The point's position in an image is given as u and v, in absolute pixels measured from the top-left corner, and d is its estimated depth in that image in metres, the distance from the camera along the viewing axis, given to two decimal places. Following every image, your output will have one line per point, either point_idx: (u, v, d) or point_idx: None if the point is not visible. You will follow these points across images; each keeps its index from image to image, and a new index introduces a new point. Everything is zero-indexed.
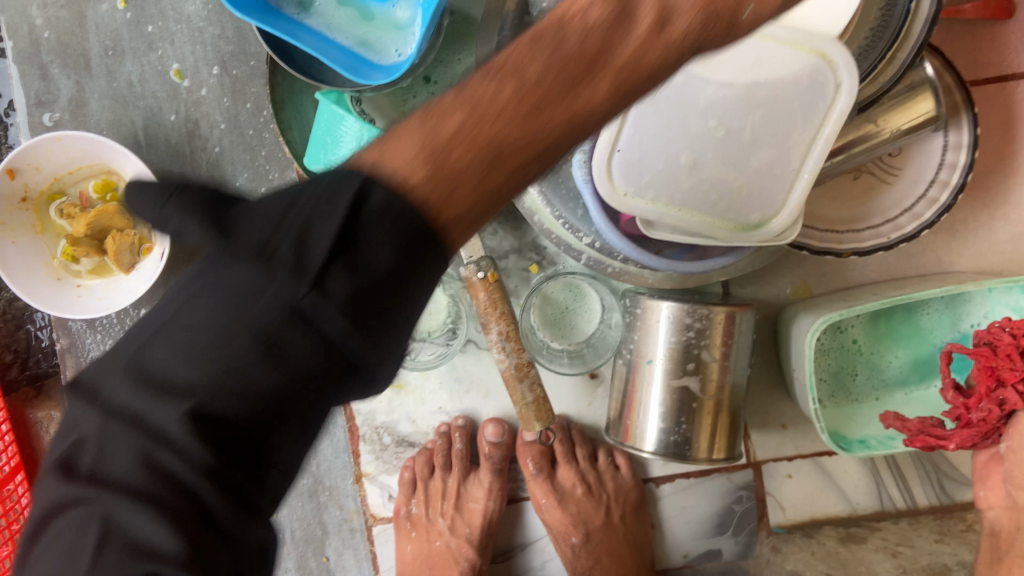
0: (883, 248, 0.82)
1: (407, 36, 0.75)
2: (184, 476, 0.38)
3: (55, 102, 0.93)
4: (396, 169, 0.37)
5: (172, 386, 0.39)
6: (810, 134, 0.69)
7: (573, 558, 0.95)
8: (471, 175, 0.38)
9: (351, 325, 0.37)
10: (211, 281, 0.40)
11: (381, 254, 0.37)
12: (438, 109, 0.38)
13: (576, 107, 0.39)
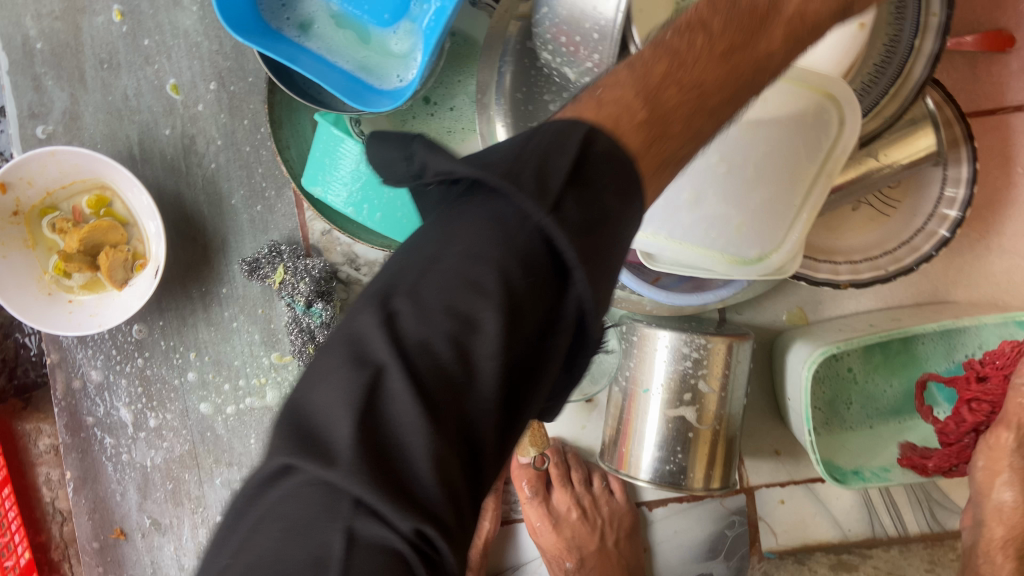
0: (881, 281, 0.82)
1: (408, 62, 0.74)
2: (443, 395, 0.35)
3: (48, 115, 0.92)
4: (607, 120, 0.41)
5: (402, 342, 0.36)
6: (814, 170, 0.69)
7: None
8: (667, 118, 0.43)
9: (589, 265, 0.37)
10: (452, 231, 0.39)
11: (609, 202, 0.39)
12: (638, 70, 0.44)
13: (743, 79, 0.46)
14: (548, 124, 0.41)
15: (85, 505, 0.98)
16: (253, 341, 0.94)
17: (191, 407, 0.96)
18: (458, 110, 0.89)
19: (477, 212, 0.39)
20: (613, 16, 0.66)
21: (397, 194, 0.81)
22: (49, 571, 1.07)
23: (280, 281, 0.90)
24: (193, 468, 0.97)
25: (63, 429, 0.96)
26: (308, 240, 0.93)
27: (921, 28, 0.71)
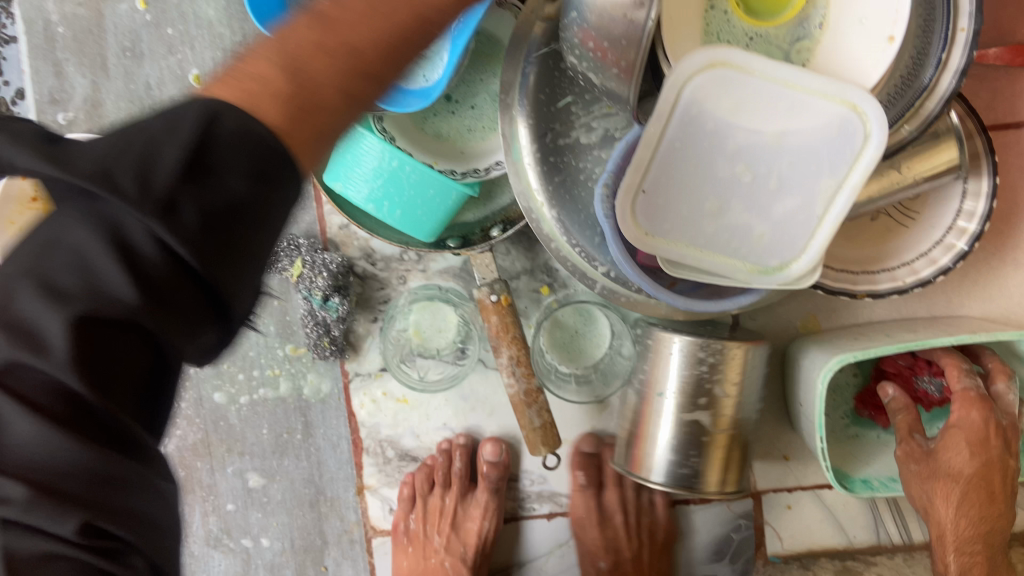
0: (898, 291, 0.83)
1: (433, 63, 0.77)
2: (72, 420, 0.38)
3: (70, 102, 0.92)
4: (264, 116, 0.42)
5: (57, 304, 0.37)
6: (837, 182, 0.68)
7: None
8: (297, 122, 0.44)
9: (204, 246, 0.39)
10: (67, 214, 0.39)
11: (234, 181, 0.40)
12: (239, 71, 0.44)
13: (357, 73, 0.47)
14: (170, 107, 0.42)
15: None
16: (268, 332, 0.95)
17: (205, 395, 0.97)
18: (479, 109, 0.90)
19: (70, 217, 0.39)
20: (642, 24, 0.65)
21: (418, 190, 0.81)
22: None
23: (297, 275, 0.89)
24: (206, 456, 0.98)
25: None
26: (325, 233, 0.94)
27: (949, 42, 0.72)
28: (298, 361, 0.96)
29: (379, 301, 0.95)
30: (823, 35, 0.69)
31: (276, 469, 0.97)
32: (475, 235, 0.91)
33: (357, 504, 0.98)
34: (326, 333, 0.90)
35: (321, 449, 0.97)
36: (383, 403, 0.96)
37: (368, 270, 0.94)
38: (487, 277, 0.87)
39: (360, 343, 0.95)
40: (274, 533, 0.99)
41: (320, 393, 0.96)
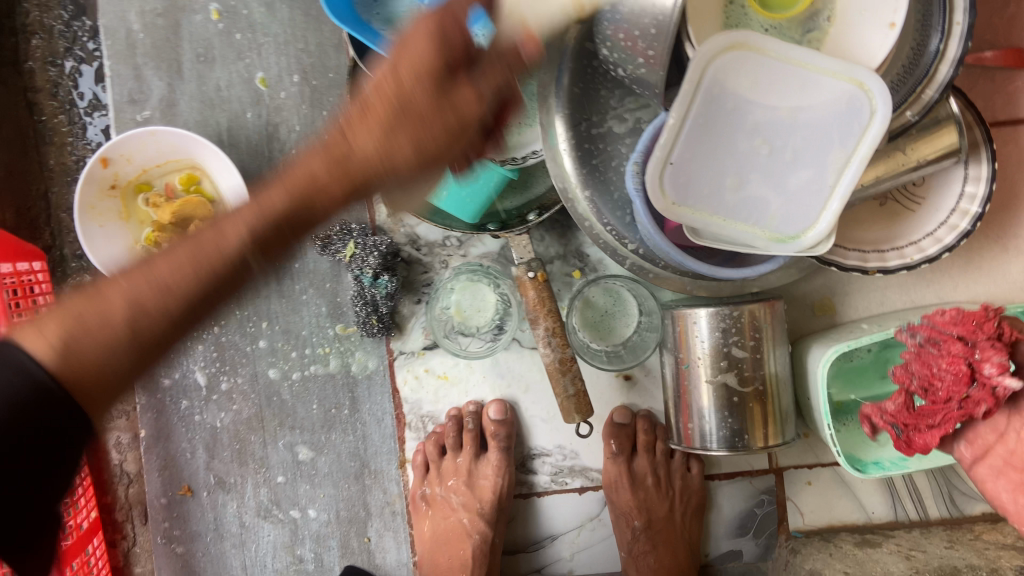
0: (906, 267, 0.91)
1: None
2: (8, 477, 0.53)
3: (147, 101, 1.02)
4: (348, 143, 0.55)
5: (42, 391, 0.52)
6: (846, 154, 0.76)
7: (632, 540, 1.02)
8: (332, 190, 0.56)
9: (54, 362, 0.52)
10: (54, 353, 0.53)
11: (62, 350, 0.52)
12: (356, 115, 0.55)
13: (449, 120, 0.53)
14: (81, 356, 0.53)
15: (157, 461, 1.06)
16: (320, 313, 1.02)
17: (260, 372, 1.03)
18: (517, 106, 0.97)
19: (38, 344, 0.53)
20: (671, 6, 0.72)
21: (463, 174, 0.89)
22: (113, 530, 1.14)
23: (350, 256, 0.96)
24: (259, 430, 1.04)
25: (141, 389, 1.05)
26: (375, 221, 1.01)
27: (945, 34, 0.80)
28: (347, 340, 1.02)
29: (423, 284, 1.01)
30: (831, 27, 0.78)
31: (324, 443, 1.04)
32: (513, 221, 0.97)
33: (401, 477, 1.04)
34: (374, 311, 0.97)
35: (366, 424, 1.03)
36: (425, 380, 1.02)
37: (413, 255, 1.00)
38: (524, 257, 0.93)
39: (405, 323, 1.01)
40: (321, 505, 1.05)
41: (366, 369, 1.02)
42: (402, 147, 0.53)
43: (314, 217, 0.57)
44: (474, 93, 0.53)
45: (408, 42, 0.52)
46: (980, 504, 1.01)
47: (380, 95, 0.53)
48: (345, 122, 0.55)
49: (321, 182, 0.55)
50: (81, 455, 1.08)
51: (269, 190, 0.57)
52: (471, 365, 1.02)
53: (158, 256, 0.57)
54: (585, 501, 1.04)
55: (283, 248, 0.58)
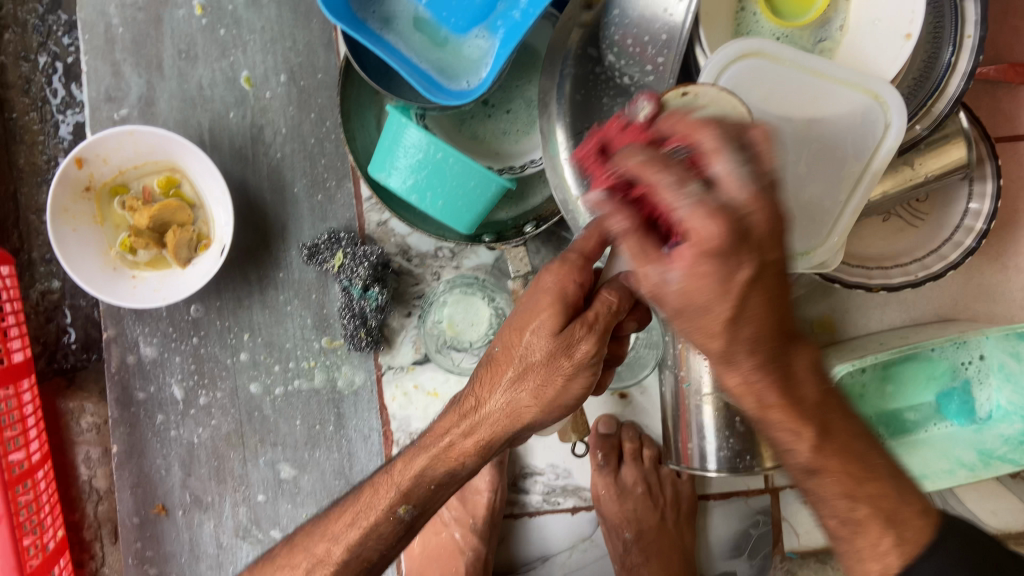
0: (911, 284, 0.89)
1: (477, 70, 0.82)
2: None
3: (124, 99, 0.97)
4: (502, 403, 0.63)
5: None
6: (860, 168, 0.73)
7: (624, 552, 0.99)
8: (494, 427, 0.64)
9: None
10: None
11: None
12: (494, 365, 0.64)
13: (569, 364, 0.61)
14: None
15: (129, 479, 1.01)
16: (305, 325, 0.98)
17: (241, 385, 0.99)
18: (514, 113, 0.94)
19: None
20: (682, 18, 0.77)
21: (460, 182, 0.84)
22: (81, 549, 1.09)
23: (339, 266, 0.93)
24: (238, 447, 1.00)
25: (113, 403, 1.00)
26: (364, 230, 0.97)
27: (957, 47, 0.78)
28: (333, 353, 0.98)
29: (414, 296, 0.97)
30: (843, 37, 0.77)
31: (307, 461, 0.99)
32: (509, 232, 0.94)
33: None
34: (362, 324, 0.93)
35: (351, 441, 0.99)
36: (414, 396, 0.98)
37: (404, 266, 0.97)
38: (520, 270, 0.90)
39: (394, 337, 0.97)
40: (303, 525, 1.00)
41: (353, 384, 0.98)
42: (525, 405, 0.63)
43: (455, 470, 0.66)
44: (587, 329, 0.60)
45: (536, 304, 0.61)
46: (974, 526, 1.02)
47: (510, 353, 0.62)
48: (473, 386, 0.65)
49: (455, 453, 0.65)
50: (46, 470, 1.02)
51: (416, 454, 0.67)
52: (462, 381, 0.98)
53: (337, 518, 0.71)
54: (578, 521, 1.01)
55: (429, 494, 0.67)
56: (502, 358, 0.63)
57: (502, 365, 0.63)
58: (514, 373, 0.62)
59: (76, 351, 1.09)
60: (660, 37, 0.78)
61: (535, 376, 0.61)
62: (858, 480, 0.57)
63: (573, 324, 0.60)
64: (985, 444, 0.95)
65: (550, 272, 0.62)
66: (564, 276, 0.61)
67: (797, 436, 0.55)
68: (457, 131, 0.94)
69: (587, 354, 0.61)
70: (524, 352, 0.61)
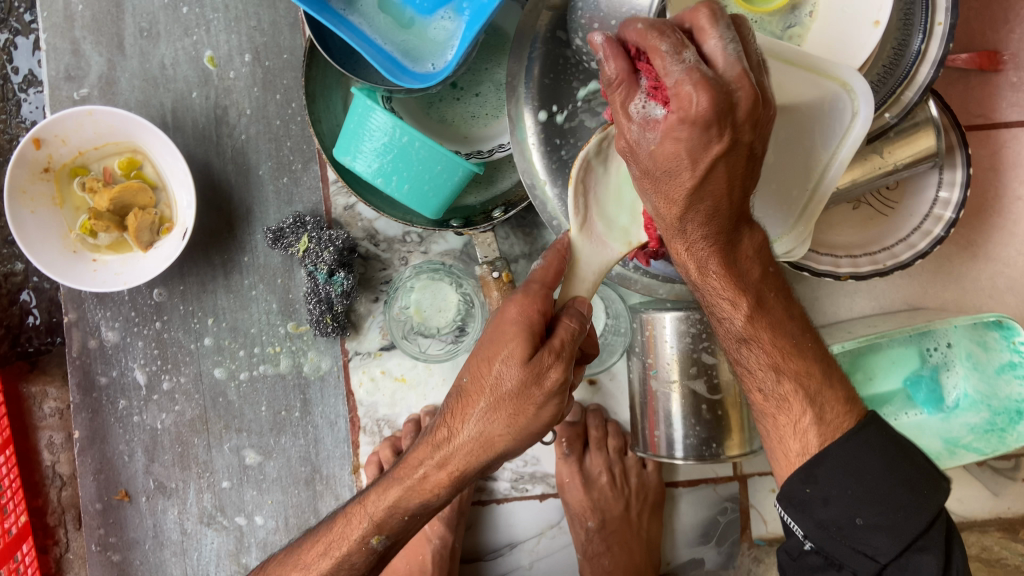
0: (879, 273, 0.88)
1: (443, 52, 0.81)
2: None
3: (85, 78, 0.95)
4: (474, 433, 0.62)
5: None
6: (826, 156, 0.72)
7: (585, 541, 0.99)
8: (465, 459, 0.63)
9: None
10: None
11: None
12: (463, 396, 0.63)
13: (542, 389, 0.60)
14: None
15: (91, 465, 0.99)
16: (270, 309, 0.96)
17: (205, 370, 0.97)
18: (483, 96, 0.92)
19: None
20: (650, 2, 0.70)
21: (427, 166, 0.83)
22: (44, 535, 1.08)
23: (304, 250, 0.91)
24: (202, 433, 0.99)
25: (74, 388, 0.98)
26: (330, 214, 0.95)
27: (927, 35, 0.78)
28: (299, 339, 0.97)
29: (381, 281, 0.96)
30: (812, 23, 0.76)
31: (273, 447, 0.98)
32: (477, 216, 0.92)
33: (353, 483, 0.99)
34: (328, 309, 0.92)
35: (318, 427, 0.98)
36: (382, 382, 0.97)
37: (371, 251, 0.96)
38: (488, 255, 0.89)
39: (361, 322, 0.96)
40: (269, 511, 0.99)
41: (319, 369, 0.97)
42: (497, 434, 0.61)
43: (427, 501, 0.65)
44: (555, 356, 0.60)
45: (500, 336, 0.61)
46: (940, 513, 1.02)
47: (483, 383, 0.61)
48: (444, 418, 0.64)
49: (428, 485, 0.64)
50: (8, 455, 1.01)
51: (390, 485, 0.67)
52: (429, 368, 0.97)
53: (309, 548, 0.72)
54: (546, 508, 1.01)
55: (401, 524, 0.67)
56: (472, 389, 0.62)
57: (472, 394, 0.62)
58: (484, 404, 0.61)
59: (41, 333, 1.07)
60: (627, 21, 0.72)
61: (506, 405, 0.60)
62: (785, 356, 0.68)
63: (540, 352, 0.59)
64: (951, 433, 0.96)
65: (513, 304, 0.62)
66: (527, 306, 0.61)
67: (734, 306, 0.65)
68: (424, 113, 0.92)
69: (556, 379, 0.60)
70: (493, 382, 0.60)
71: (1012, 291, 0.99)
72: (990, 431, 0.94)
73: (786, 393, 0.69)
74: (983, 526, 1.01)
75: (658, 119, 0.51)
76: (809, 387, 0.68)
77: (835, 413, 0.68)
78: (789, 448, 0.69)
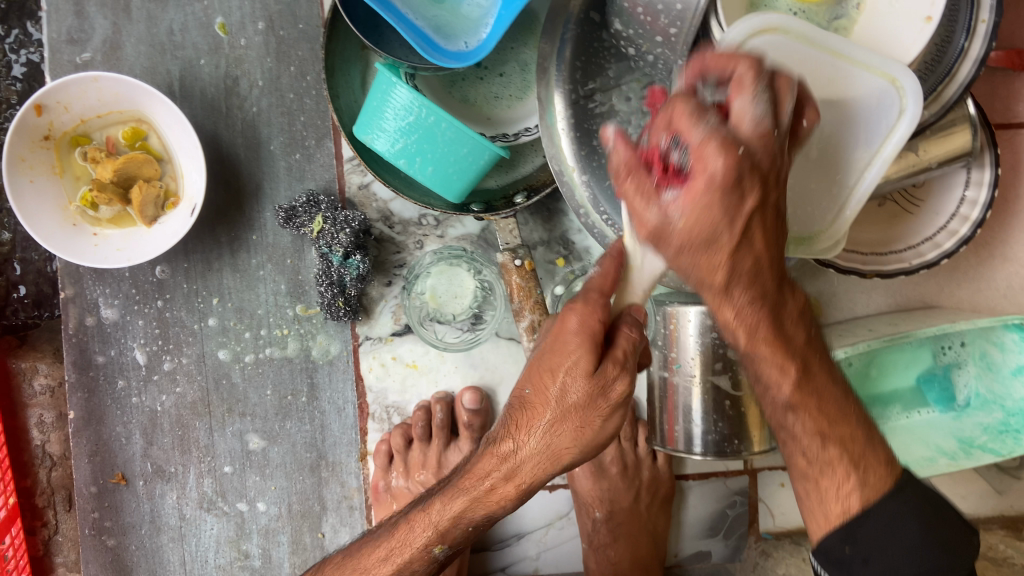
0: (905, 272, 0.89)
1: (476, 31, 0.78)
2: None
3: (87, 42, 0.90)
4: (540, 447, 0.59)
5: None
6: (870, 154, 0.70)
7: (593, 531, 0.97)
8: (530, 470, 0.60)
9: None
10: None
11: None
12: (525, 410, 0.60)
13: (610, 399, 0.58)
14: None
15: (86, 447, 0.96)
16: (279, 291, 0.93)
17: (209, 352, 0.94)
18: (507, 76, 0.89)
19: None
20: None
21: (453, 149, 0.80)
22: (31, 517, 1.03)
23: (317, 231, 0.87)
24: (204, 416, 0.95)
25: (70, 366, 0.94)
26: (344, 193, 0.92)
27: (970, 32, 0.76)
28: (307, 322, 0.94)
29: (395, 265, 0.92)
30: (859, 16, 0.74)
31: (278, 432, 0.95)
32: (498, 201, 0.89)
33: (360, 470, 0.97)
34: (340, 293, 0.88)
35: (325, 413, 0.95)
36: (392, 368, 0.95)
37: (385, 233, 0.92)
38: (510, 242, 0.86)
39: (373, 306, 0.93)
40: (271, 498, 0.96)
41: (328, 354, 0.94)
42: (565, 447, 0.59)
43: (492, 513, 0.63)
44: (620, 368, 0.58)
45: (562, 347, 0.58)
46: (945, 510, 1.03)
47: (548, 397, 0.58)
48: (507, 428, 0.61)
49: (494, 497, 0.62)
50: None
51: (454, 495, 0.63)
52: (442, 355, 0.95)
53: (366, 553, 0.68)
54: (555, 498, 1.00)
55: (462, 534, 0.65)
56: (535, 400, 0.59)
57: (536, 405, 0.59)
58: (551, 416, 0.58)
59: (26, 306, 1.01)
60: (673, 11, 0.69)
61: (572, 415, 0.58)
62: (830, 420, 0.61)
63: (610, 361, 0.58)
64: (964, 433, 0.96)
65: (572, 312, 0.58)
66: (589, 314, 0.57)
67: (780, 373, 0.58)
68: (446, 92, 0.89)
69: (621, 392, 0.59)
70: (559, 394, 0.58)
71: None
72: (1003, 431, 0.94)
73: (831, 458, 0.61)
74: (986, 525, 1.02)
75: (681, 200, 0.47)
76: (855, 452, 0.61)
77: (877, 477, 0.61)
78: (829, 510, 0.62)
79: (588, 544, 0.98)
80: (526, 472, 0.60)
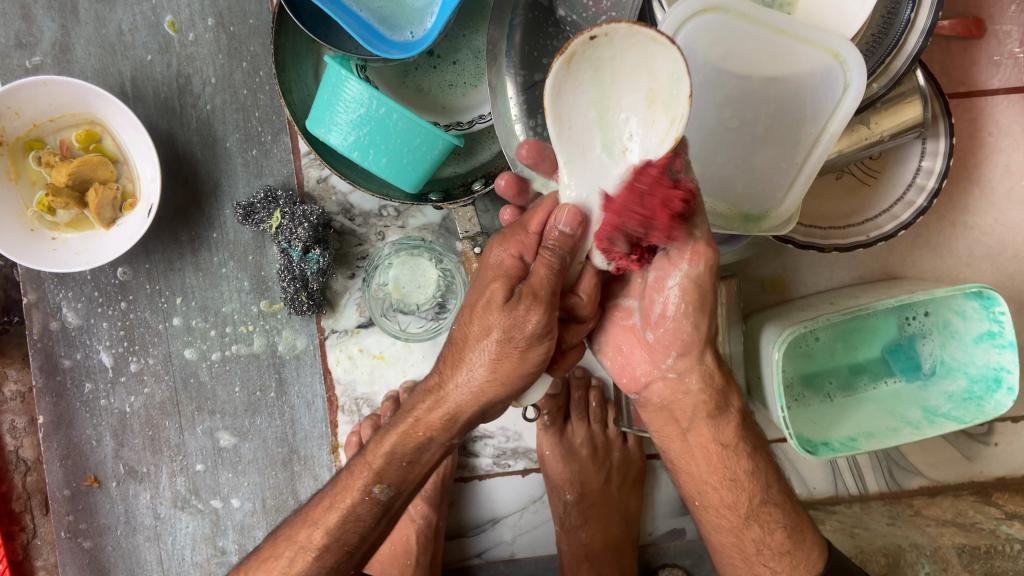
0: (863, 245, 0.88)
1: (423, 18, 0.78)
2: None
3: (37, 45, 0.89)
4: (461, 377, 0.64)
5: None
6: (818, 129, 0.69)
7: (564, 513, 0.97)
8: (453, 400, 0.65)
9: None
10: None
11: None
12: (456, 345, 0.65)
13: (518, 337, 0.61)
14: None
15: (57, 451, 0.96)
16: (242, 288, 0.93)
17: (175, 351, 0.94)
18: (461, 64, 0.89)
19: None
20: None
21: (405, 139, 0.80)
22: (9, 522, 1.03)
23: (276, 226, 0.87)
24: (174, 415, 0.96)
25: (37, 371, 0.94)
26: (302, 187, 0.92)
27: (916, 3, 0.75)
28: (272, 318, 0.93)
29: (357, 257, 0.93)
30: None
31: (248, 428, 0.95)
32: (457, 190, 0.90)
33: (332, 463, 0.97)
34: (303, 287, 0.88)
35: (295, 407, 0.95)
36: (360, 360, 0.95)
37: (346, 226, 0.92)
38: (469, 230, 0.85)
39: (337, 299, 0.93)
40: (245, 494, 0.97)
41: (295, 349, 0.94)
42: (486, 381, 0.63)
43: (422, 446, 0.67)
44: (531, 300, 0.60)
45: (489, 278, 0.64)
46: (918, 479, 1.04)
47: (474, 334, 0.63)
48: (444, 365, 0.67)
49: (421, 427, 0.66)
50: None
51: (387, 432, 0.68)
52: (409, 345, 0.95)
53: (316, 505, 0.70)
54: (528, 483, 1.00)
55: (401, 473, 0.67)
56: (462, 334, 0.65)
57: (461, 338, 0.65)
58: (470, 342, 0.63)
59: None
60: None
61: (478, 347, 0.62)
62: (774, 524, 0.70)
63: (524, 296, 0.60)
64: (930, 402, 0.95)
65: (498, 246, 0.64)
66: (517, 251, 0.63)
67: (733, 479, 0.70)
68: (399, 81, 0.89)
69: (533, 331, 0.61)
70: (476, 328, 0.63)
71: (987, 259, 0.99)
72: (967, 399, 0.93)
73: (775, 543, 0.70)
74: (957, 491, 1.03)
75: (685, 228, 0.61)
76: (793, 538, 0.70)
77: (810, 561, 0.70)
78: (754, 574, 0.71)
79: (559, 526, 0.98)
80: (448, 406, 0.65)
